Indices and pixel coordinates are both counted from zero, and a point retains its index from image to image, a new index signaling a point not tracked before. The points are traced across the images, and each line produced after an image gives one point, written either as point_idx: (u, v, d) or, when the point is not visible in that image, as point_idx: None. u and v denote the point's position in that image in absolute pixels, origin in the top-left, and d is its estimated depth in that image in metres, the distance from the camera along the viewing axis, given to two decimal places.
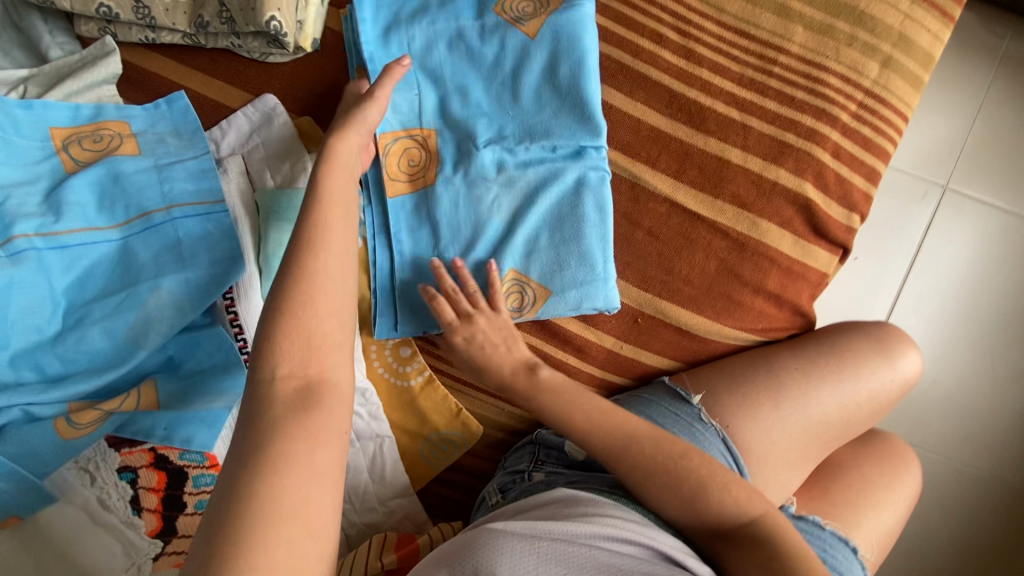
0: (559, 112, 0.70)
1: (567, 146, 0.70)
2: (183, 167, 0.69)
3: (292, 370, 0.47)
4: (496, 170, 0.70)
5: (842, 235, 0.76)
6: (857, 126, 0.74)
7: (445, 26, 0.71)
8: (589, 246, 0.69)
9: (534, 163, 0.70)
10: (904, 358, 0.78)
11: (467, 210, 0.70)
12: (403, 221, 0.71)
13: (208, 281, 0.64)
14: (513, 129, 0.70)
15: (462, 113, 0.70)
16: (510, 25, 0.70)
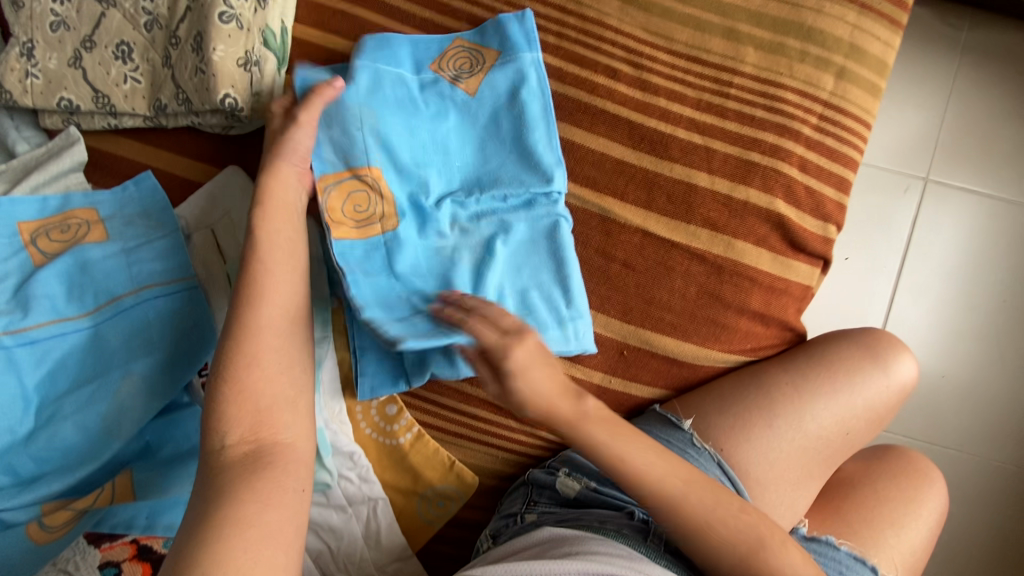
0: (506, 162, 0.70)
1: (517, 195, 0.70)
2: (150, 248, 0.69)
3: (242, 437, 0.50)
4: (451, 223, 0.69)
5: (820, 247, 0.75)
6: (820, 138, 0.73)
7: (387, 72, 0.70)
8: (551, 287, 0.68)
9: (486, 213, 0.70)
10: (897, 362, 0.76)
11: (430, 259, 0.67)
12: (358, 266, 0.65)
13: (181, 361, 0.64)
14: (461, 182, 0.71)
15: (410, 161, 0.69)
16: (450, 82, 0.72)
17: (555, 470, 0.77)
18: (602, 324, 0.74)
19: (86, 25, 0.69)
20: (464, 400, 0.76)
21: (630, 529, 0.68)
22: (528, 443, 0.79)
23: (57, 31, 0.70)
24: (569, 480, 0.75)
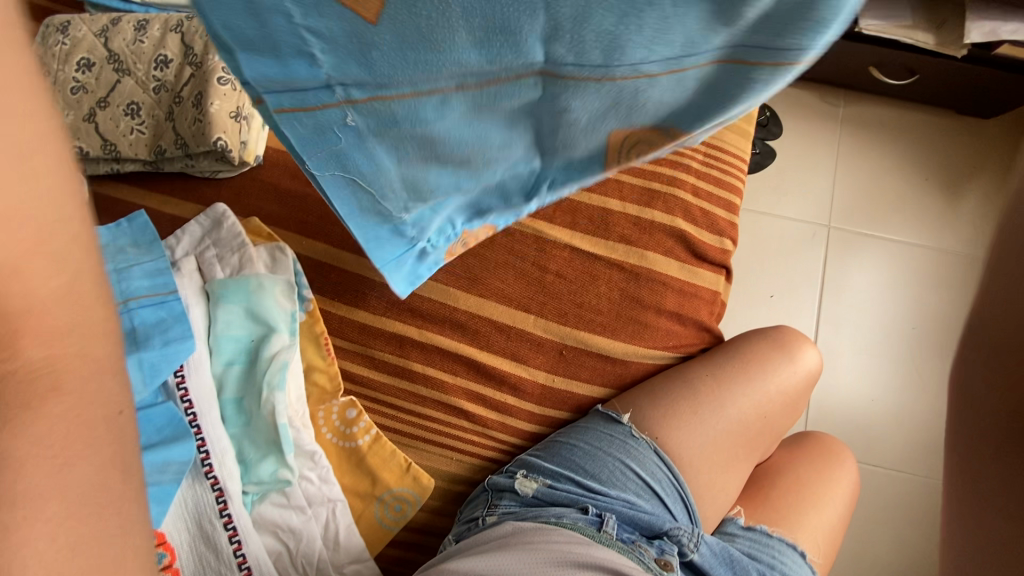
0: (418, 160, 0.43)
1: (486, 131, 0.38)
2: (140, 269, 0.79)
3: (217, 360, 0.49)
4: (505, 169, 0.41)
5: (719, 257, 0.90)
6: (707, 170, 0.91)
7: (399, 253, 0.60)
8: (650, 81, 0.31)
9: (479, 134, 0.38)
10: (801, 352, 0.89)
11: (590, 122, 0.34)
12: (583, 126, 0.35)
13: (158, 359, 0.71)
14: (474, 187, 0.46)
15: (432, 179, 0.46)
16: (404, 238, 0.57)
17: (513, 474, 0.82)
18: (541, 327, 0.85)
19: (102, 89, 0.83)
20: (421, 403, 0.84)
21: (585, 521, 0.75)
22: (483, 444, 0.86)
23: (76, 94, 0.83)
24: (528, 481, 0.81)
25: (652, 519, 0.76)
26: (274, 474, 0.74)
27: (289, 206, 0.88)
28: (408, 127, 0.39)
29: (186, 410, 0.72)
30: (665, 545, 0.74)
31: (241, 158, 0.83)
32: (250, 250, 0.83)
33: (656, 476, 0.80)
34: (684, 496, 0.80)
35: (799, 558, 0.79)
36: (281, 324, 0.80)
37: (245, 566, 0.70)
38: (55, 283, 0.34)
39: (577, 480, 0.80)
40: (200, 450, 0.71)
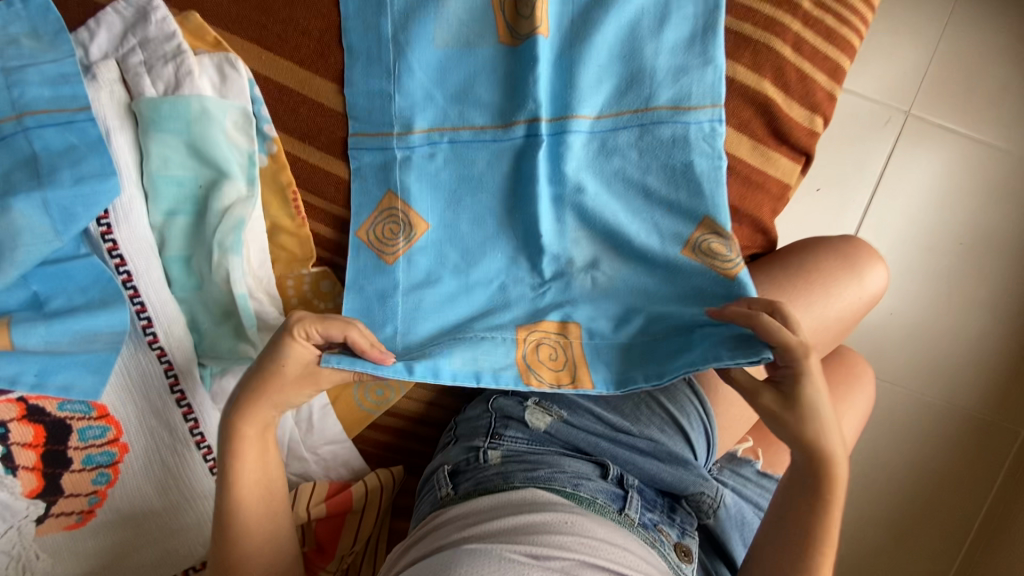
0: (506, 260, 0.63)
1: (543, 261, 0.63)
2: (38, 72, 0.58)
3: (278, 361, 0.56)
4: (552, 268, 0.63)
5: (803, 140, 0.69)
6: (818, 15, 0.67)
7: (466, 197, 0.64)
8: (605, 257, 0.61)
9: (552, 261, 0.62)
10: (871, 273, 0.73)
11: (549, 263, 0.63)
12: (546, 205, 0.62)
13: (72, 201, 0.55)
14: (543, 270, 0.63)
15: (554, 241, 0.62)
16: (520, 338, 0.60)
17: (522, 400, 0.73)
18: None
19: None
20: None
21: (607, 497, 0.65)
22: None
23: None
24: (539, 412, 0.72)
25: (675, 483, 0.69)
26: (234, 348, 0.63)
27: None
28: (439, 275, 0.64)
29: (117, 269, 0.58)
30: (685, 521, 0.69)
31: None
32: (188, 60, 0.62)
33: (686, 412, 0.70)
34: (711, 435, 0.70)
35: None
36: (235, 169, 0.63)
37: (205, 446, 0.61)
38: None
39: (598, 417, 0.72)
40: (140, 316, 0.59)
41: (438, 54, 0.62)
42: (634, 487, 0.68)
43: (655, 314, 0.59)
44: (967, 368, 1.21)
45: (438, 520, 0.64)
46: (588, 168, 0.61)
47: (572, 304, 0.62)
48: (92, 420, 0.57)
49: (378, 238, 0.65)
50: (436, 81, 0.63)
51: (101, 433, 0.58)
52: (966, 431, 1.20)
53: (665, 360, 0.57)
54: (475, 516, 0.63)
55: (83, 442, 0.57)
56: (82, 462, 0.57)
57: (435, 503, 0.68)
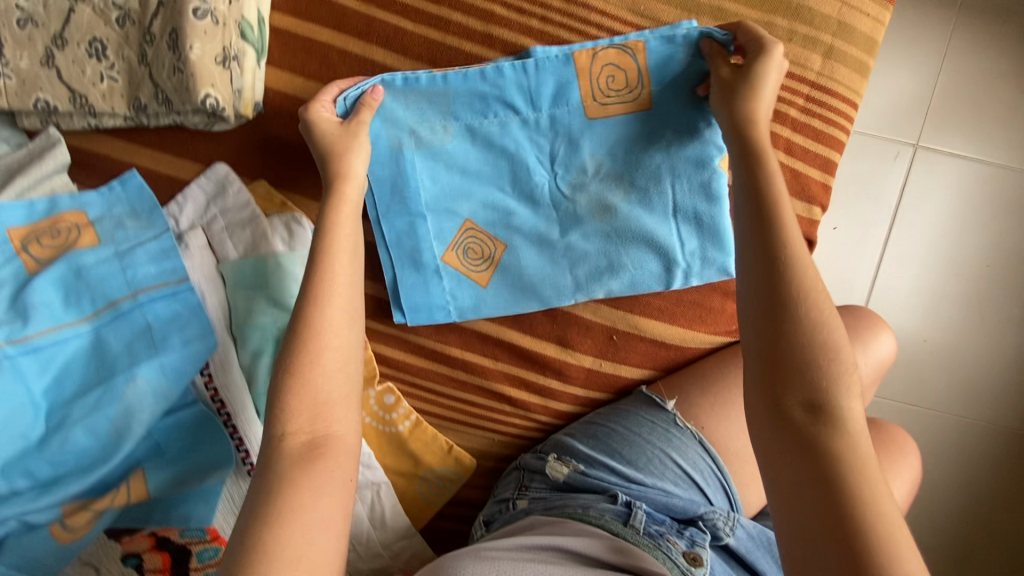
0: (525, 225, 0.75)
1: (557, 244, 0.75)
2: (143, 251, 0.70)
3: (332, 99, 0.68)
4: (564, 251, 0.75)
5: (804, 228, 0.76)
6: (806, 120, 0.73)
7: (484, 202, 0.75)
8: (614, 238, 0.75)
9: (575, 253, 0.75)
10: (877, 341, 0.78)
11: (560, 254, 0.75)
12: (559, 268, 0.76)
13: (183, 361, 0.65)
14: (563, 265, 0.76)
15: (559, 198, 0.74)
16: (535, 130, 0.72)
17: (545, 456, 0.81)
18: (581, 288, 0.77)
19: (55, 22, 0.66)
20: (460, 386, 0.80)
21: (613, 512, 0.71)
22: (523, 425, 0.83)
23: (24, 28, 0.66)
24: (558, 464, 0.78)
25: (686, 507, 0.72)
26: None
27: (299, 167, 0.74)
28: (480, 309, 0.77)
29: (219, 411, 0.68)
30: (697, 535, 0.70)
31: (237, 112, 0.68)
32: (263, 223, 0.73)
33: (699, 466, 0.76)
34: (727, 487, 0.76)
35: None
36: None
37: None
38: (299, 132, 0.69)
39: (610, 466, 0.76)
40: (240, 449, 0.68)
41: (455, 148, 0.73)
42: (642, 506, 0.71)
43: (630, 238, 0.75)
44: (1005, 392, 1.23)
45: None
46: (587, 232, 0.75)
47: (579, 224, 0.75)
48: (208, 541, 0.61)
49: (463, 258, 0.76)
50: (440, 179, 0.74)
51: (216, 553, 0.60)
52: (1010, 451, 1.22)
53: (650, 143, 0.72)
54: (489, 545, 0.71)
55: (201, 563, 0.59)
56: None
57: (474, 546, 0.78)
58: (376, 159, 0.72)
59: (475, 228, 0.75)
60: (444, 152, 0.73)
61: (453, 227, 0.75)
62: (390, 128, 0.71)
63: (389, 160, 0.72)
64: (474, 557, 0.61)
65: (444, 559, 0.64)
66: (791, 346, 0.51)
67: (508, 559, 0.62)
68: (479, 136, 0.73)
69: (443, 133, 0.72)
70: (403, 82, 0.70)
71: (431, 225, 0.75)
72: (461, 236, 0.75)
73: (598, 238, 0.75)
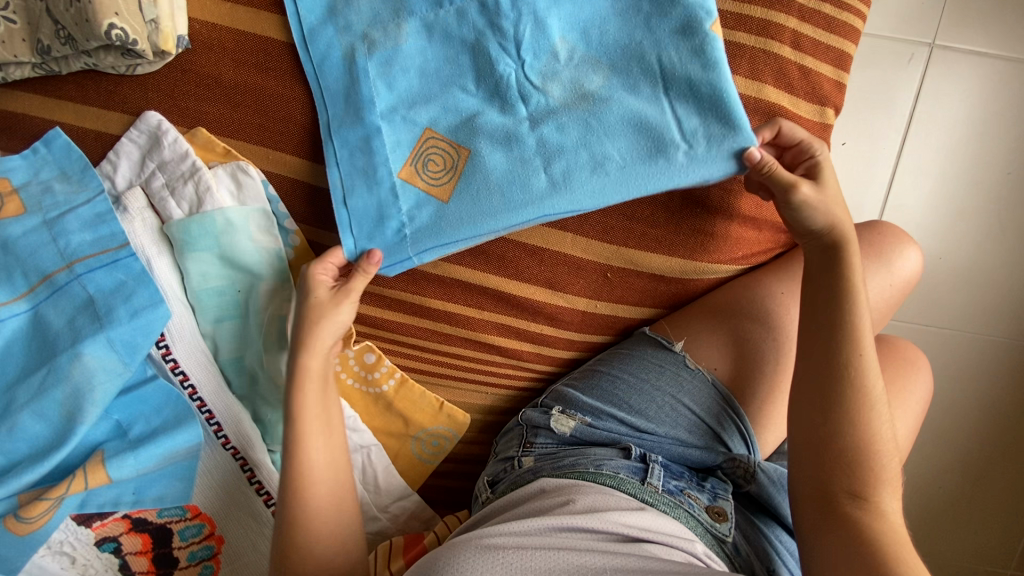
0: (491, 127, 0.64)
1: (529, 148, 0.63)
2: (75, 217, 0.62)
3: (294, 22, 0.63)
4: (538, 155, 0.63)
5: (817, 134, 0.67)
6: (815, 6, 0.64)
7: (446, 112, 0.64)
8: (596, 134, 0.62)
9: (549, 156, 0.63)
10: (899, 257, 0.71)
11: (532, 155, 0.63)
12: (531, 175, 0.63)
13: (132, 334, 0.59)
14: (536, 170, 0.63)
15: (531, 98, 0.63)
16: (497, 14, 0.62)
17: (548, 410, 0.76)
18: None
19: None
20: (446, 341, 0.74)
21: (628, 470, 0.67)
22: (518, 375, 0.78)
23: None
24: (564, 418, 0.73)
25: (704, 458, 0.70)
26: None
27: (242, 106, 0.65)
28: (441, 230, 0.64)
29: (183, 383, 0.63)
30: (718, 487, 0.69)
31: (155, 48, 0.59)
32: (204, 175, 0.65)
33: (713, 411, 0.72)
34: (746, 433, 0.71)
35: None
36: (267, 268, 0.66)
37: None
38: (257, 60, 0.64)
39: (619, 417, 0.72)
40: (209, 422, 0.64)
41: (411, 49, 0.63)
42: (657, 460, 0.69)
43: (614, 132, 0.62)
44: None
45: (476, 519, 0.68)
46: (563, 130, 0.63)
47: (549, 117, 0.63)
48: (188, 520, 0.63)
49: (422, 172, 0.64)
50: (397, 86, 0.64)
51: (198, 530, 0.63)
52: None
53: (630, 20, 0.62)
54: (499, 514, 0.66)
55: (184, 540, 0.63)
56: (187, 559, 0.63)
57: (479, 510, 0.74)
58: (330, 64, 0.63)
59: (436, 136, 0.64)
60: (396, 49, 0.63)
61: (410, 137, 0.64)
62: (338, 28, 0.63)
63: (340, 67, 0.63)
64: (476, 549, 0.55)
65: (450, 543, 0.58)
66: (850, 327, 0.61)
67: (521, 547, 0.55)
68: (437, 34, 0.63)
69: (397, 32, 0.63)
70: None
71: (387, 134, 0.64)
72: (421, 144, 0.64)
73: (577, 136, 0.63)
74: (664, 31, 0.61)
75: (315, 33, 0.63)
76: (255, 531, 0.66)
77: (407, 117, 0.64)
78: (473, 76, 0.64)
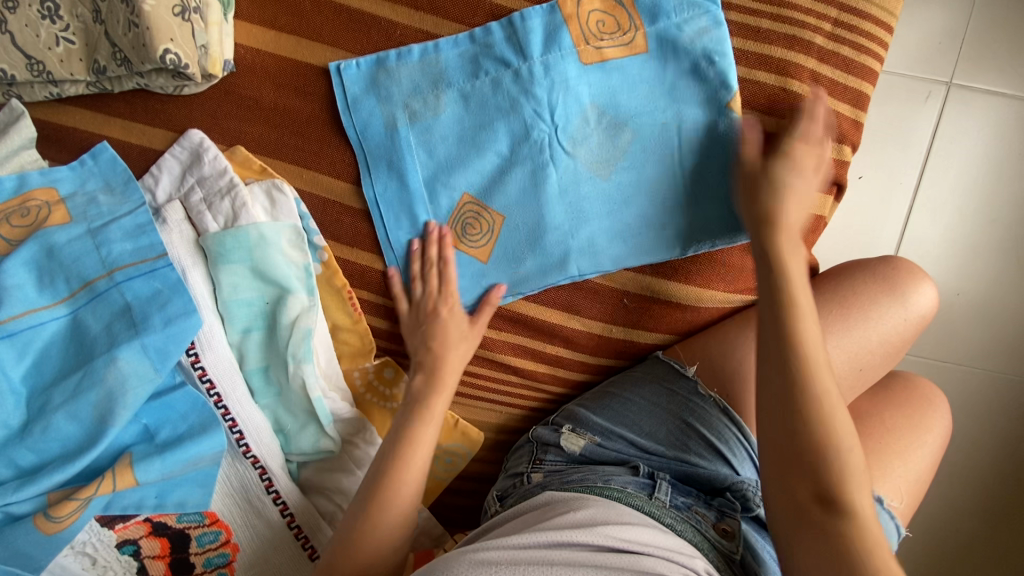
0: (526, 192, 0.67)
1: (563, 214, 0.68)
2: (118, 227, 0.65)
3: (336, 53, 0.67)
4: (572, 220, 0.68)
5: (834, 170, 0.69)
6: (834, 47, 0.66)
7: (481, 170, 0.67)
8: (626, 201, 0.67)
9: (581, 225, 0.68)
10: (915, 292, 0.72)
11: (566, 219, 0.68)
12: (564, 236, 0.68)
13: (165, 341, 0.61)
14: (570, 235, 0.68)
15: (562, 158, 0.66)
16: (532, 89, 0.65)
17: (558, 428, 0.77)
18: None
19: None
20: None
21: (636, 486, 0.68)
22: (531, 395, 0.79)
23: None
24: (574, 436, 0.75)
25: (713, 476, 0.69)
26: (315, 443, 0.71)
27: (279, 128, 0.69)
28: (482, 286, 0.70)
29: (209, 391, 0.65)
30: (726, 506, 0.68)
31: (204, 71, 0.63)
32: (240, 190, 0.68)
33: (725, 436, 0.71)
34: (754, 457, 0.71)
35: (884, 511, 0.71)
36: (295, 282, 0.69)
37: (311, 547, 0.68)
38: (298, 84, 0.68)
39: (629, 439, 0.73)
40: (233, 430, 0.66)
41: (449, 117, 0.67)
42: (666, 478, 0.70)
43: (643, 205, 0.67)
44: None
45: (483, 527, 0.69)
46: (596, 196, 0.67)
47: (579, 183, 0.67)
48: (206, 526, 0.64)
49: (462, 236, 0.69)
50: (436, 151, 0.67)
51: (215, 536, 0.65)
52: None
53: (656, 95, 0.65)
54: (502, 526, 0.66)
55: (201, 546, 0.64)
56: (204, 564, 0.64)
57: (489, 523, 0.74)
58: (371, 132, 0.67)
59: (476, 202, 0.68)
60: (436, 117, 0.67)
61: (450, 201, 0.68)
62: (379, 97, 0.67)
63: (384, 133, 0.67)
64: (468, 564, 0.54)
65: (444, 556, 0.58)
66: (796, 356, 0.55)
67: (510, 558, 0.55)
68: (472, 99, 0.66)
69: (435, 102, 0.66)
70: (397, 55, 0.66)
71: (429, 195, 0.68)
72: (461, 209, 0.68)
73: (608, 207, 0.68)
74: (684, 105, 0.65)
75: (358, 101, 0.67)
76: (274, 540, 0.67)
77: (446, 181, 0.68)
78: (506, 140, 0.67)
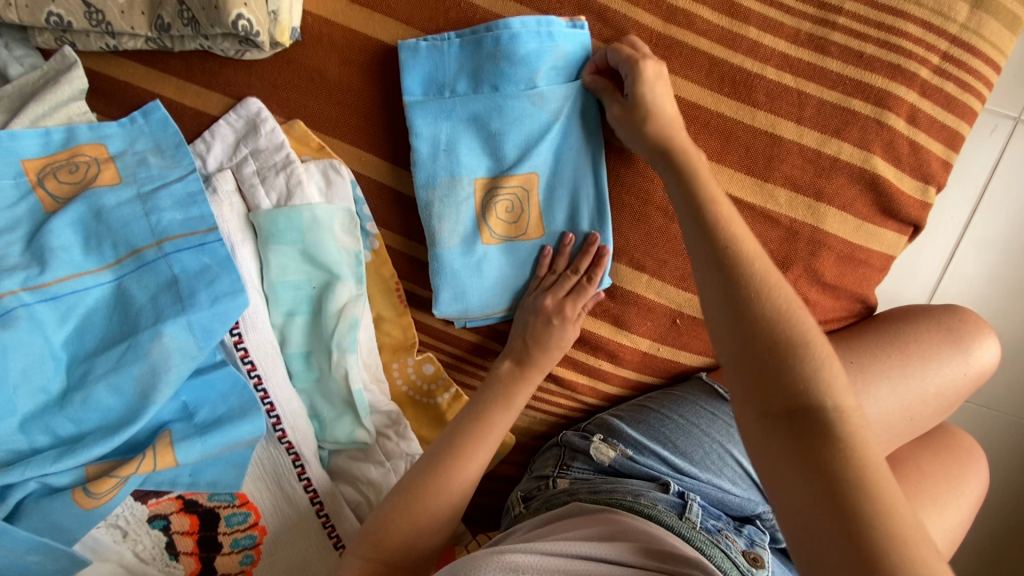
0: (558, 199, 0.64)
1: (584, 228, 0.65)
2: (167, 193, 0.62)
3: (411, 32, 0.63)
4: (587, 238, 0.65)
5: (915, 212, 0.66)
6: (938, 83, 0.62)
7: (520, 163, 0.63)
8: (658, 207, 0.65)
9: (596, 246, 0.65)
10: (979, 346, 0.70)
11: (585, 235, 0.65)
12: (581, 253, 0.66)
13: (211, 319, 0.59)
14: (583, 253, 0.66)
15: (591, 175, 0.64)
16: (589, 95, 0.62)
17: (590, 436, 0.75)
18: (643, 252, 0.67)
19: None
20: None
21: (665, 503, 0.65)
22: (568, 405, 0.78)
23: None
24: (604, 446, 0.73)
25: (744, 504, 0.69)
26: (352, 434, 0.70)
27: (342, 106, 0.65)
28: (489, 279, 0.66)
29: (249, 372, 0.64)
30: (755, 534, 0.67)
31: (272, 40, 0.59)
32: (295, 167, 0.65)
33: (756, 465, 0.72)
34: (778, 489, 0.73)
35: None
36: (345, 269, 0.66)
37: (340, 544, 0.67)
38: (365, 62, 0.64)
39: (662, 455, 0.71)
40: (270, 415, 0.65)
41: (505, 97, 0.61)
42: (695, 498, 0.67)
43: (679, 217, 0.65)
44: None
45: (503, 533, 0.67)
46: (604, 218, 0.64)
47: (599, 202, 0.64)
48: (236, 507, 0.63)
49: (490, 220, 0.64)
50: (478, 128, 0.62)
51: (244, 518, 0.64)
52: None
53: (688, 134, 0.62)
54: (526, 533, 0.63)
55: (230, 527, 0.63)
56: (230, 545, 0.63)
57: (511, 523, 0.73)
58: (421, 112, 0.62)
59: (528, 186, 0.63)
60: (481, 111, 0.62)
61: (478, 182, 0.63)
62: (435, 81, 0.62)
63: (437, 117, 0.62)
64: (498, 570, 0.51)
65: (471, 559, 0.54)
66: (758, 307, 0.46)
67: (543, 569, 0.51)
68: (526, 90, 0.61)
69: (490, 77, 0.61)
70: (455, 36, 0.61)
71: (469, 185, 0.63)
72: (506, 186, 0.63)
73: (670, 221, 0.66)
74: (769, 126, 0.63)
75: (416, 62, 0.61)
76: (301, 527, 0.66)
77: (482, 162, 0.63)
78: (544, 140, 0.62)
